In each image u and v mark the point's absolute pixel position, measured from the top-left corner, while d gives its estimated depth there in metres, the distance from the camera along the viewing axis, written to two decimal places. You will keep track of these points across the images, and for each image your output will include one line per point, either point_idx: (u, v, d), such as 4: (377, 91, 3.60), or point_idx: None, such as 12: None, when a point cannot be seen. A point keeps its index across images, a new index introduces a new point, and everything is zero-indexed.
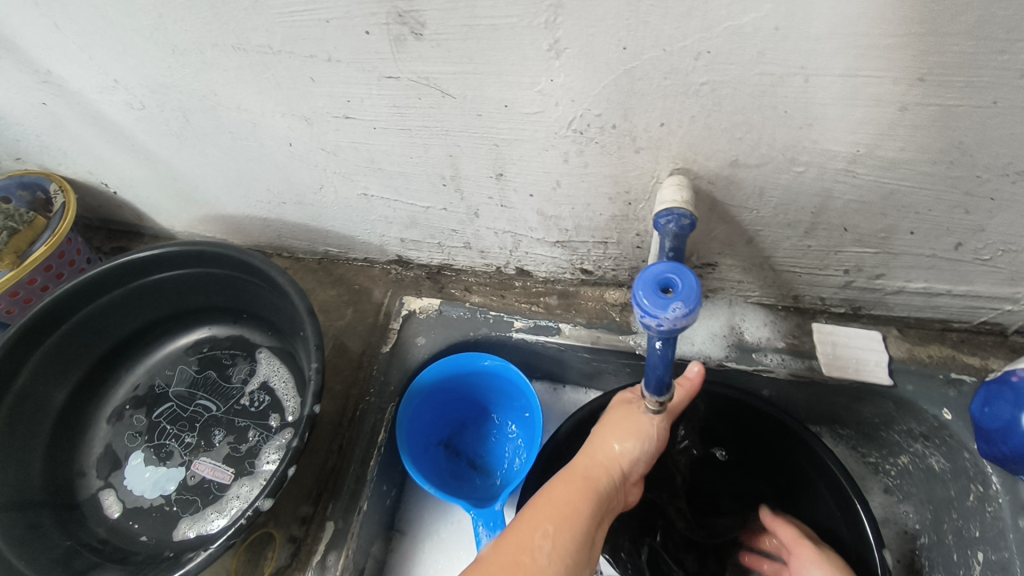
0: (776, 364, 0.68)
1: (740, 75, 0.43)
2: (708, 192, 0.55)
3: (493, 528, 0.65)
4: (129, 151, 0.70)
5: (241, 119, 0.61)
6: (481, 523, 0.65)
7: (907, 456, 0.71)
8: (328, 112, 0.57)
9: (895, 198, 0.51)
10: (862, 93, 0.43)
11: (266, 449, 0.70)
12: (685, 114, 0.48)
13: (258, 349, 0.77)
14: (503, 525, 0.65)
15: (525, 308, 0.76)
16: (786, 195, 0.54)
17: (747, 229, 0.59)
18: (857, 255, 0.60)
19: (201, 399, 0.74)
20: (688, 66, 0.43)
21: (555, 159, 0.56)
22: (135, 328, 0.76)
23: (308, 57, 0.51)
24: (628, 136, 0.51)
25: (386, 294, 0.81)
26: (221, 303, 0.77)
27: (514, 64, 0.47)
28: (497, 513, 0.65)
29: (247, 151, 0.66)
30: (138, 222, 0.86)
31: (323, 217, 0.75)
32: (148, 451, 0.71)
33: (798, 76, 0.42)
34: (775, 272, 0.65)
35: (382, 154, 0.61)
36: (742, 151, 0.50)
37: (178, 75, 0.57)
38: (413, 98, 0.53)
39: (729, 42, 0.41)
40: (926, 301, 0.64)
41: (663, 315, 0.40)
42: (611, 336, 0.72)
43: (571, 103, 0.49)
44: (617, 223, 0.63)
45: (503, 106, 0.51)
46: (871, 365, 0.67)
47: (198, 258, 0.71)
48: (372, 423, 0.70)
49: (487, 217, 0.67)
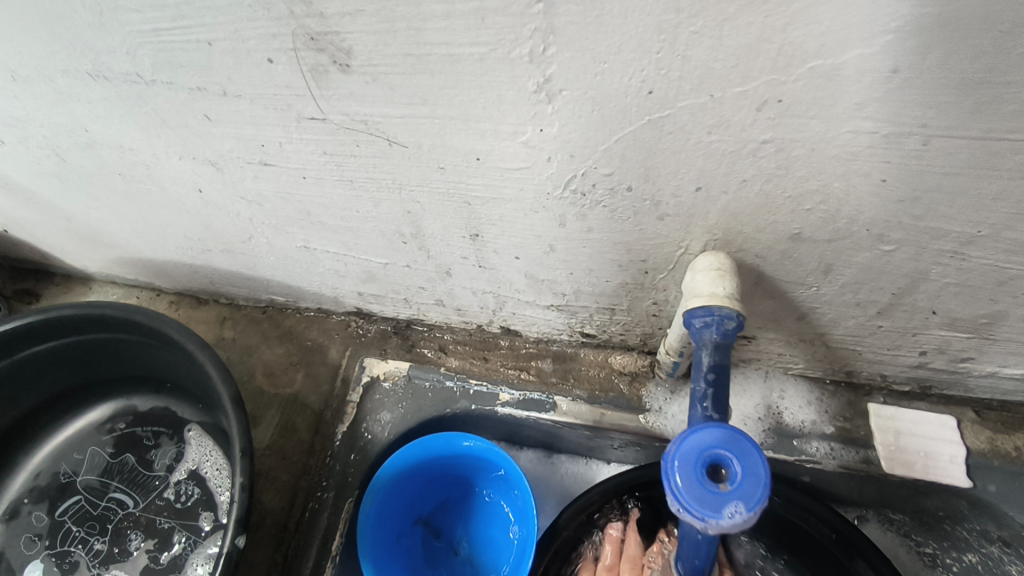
0: (822, 456, 0.55)
1: (824, 133, 0.29)
2: (753, 267, 0.41)
3: None
4: (6, 192, 0.55)
5: (130, 160, 0.46)
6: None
7: (976, 556, 0.59)
8: (239, 157, 0.42)
9: (1014, 284, 0.37)
10: (1007, 161, 0.28)
11: (192, 559, 0.57)
12: (733, 179, 0.33)
13: (187, 426, 0.63)
14: None
15: (512, 376, 0.62)
16: (862, 274, 0.39)
17: (800, 306, 0.45)
18: (942, 338, 0.46)
19: (115, 491, 0.61)
20: (745, 118, 0.29)
21: (548, 222, 0.41)
22: (32, 403, 0.61)
23: (193, 90, 0.36)
24: (649, 201, 0.37)
25: (344, 354, 0.66)
26: (140, 370, 0.62)
27: (485, 108, 0.32)
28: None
29: (148, 196, 0.51)
30: (45, 262, 0.71)
31: (260, 267, 0.60)
32: (48, 561, 0.58)
33: (912, 137, 0.28)
34: (828, 349, 0.51)
35: (319, 206, 0.46)
36: (809, 224, 0.36)
37: (31, 107, 0.42)
38: (348, 144, 0.38)
39: (814, 88, 0.26)
40: (1019, 386, 0.50)
41: (709, 516, 0.28)
42: (618, 416, 0.58)
43: (569, 159, 0.34)
44: (629, 291, 0.49)
45: (473, 159, 0.36)
46: (943, 460, 0.53)
47: (100, 324, 0.56)
48: (325, 527, 0.57)
49: (461, 277, 0.53)
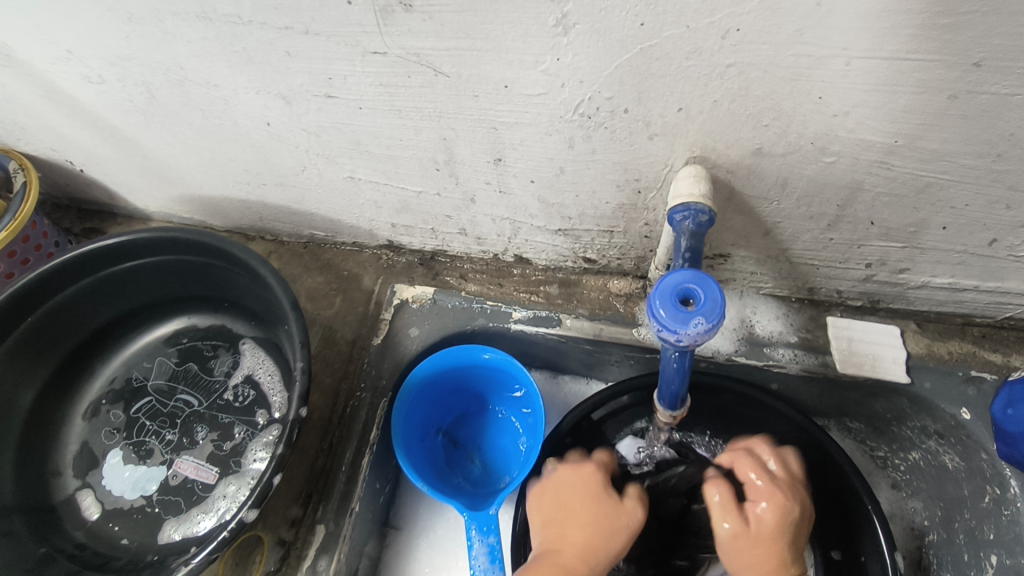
0: (787, 360, 0.65)
1: (772, 57, 0.38)
2: (726, 182, 0.51)
3: (486, 533, 0.63)
4: (94, 129, 0.64)
5: (212, 96, 0.55)
6: (474, 526, 0.63)
7: (918, 452, 0.68)
8: (308, 90, 0.51)
9: (931, 191, 0.47)
10: (908, 78, 0.38)
11: (251, 446, 0.67)
12: (707, 99, 0.43)
13: (242, 340, 0.73)
14: (499, 530, 0.63)
15: (524, 298, 0.72)
16: (812, 186, 0.49)
17: (765, 221, 0.55)
18: (882, 249, 0.56)
19: (182, 393, 0.71)
20: (714, 46, 0.38)
21: (559, 144, 0.51)
22: (109, 318, 0.71)
23: (281, 29, 0.45)
24: (641, 122, 0.46)
25: (376, 282, 0.76)
26: (201, 291, 0.72)
27: (515, 40, 0.41)
28: (491, 517, 0.63)
29: (221, 131, 0.60)
30: (109, 202, 0.81)
31: (307, 200, 0.70)
32: (128, 449, 0.68)
33: (837, 59, 0.38)
34: (791, 265, 0.61)
35: (368, 136, 0.56)
36: (768, 140, 0.45)
37: (137, 47, 0.51)
38: (402, 76, 0.47)
39: (763, 19, 0.36)
40: (950, 297, 0.61)
41: (680, 332, 0.36)
42: (615, 329, 0.68)
43: (579, 85, 0.44)
44: (625, 212, 0.58)
45: (503, 86, 0.46)
46: (888, 362, 0.64)
47: (173, 245, 0.66)
48: (364, 421, 0.67)
49: (484, 203, 0.62)
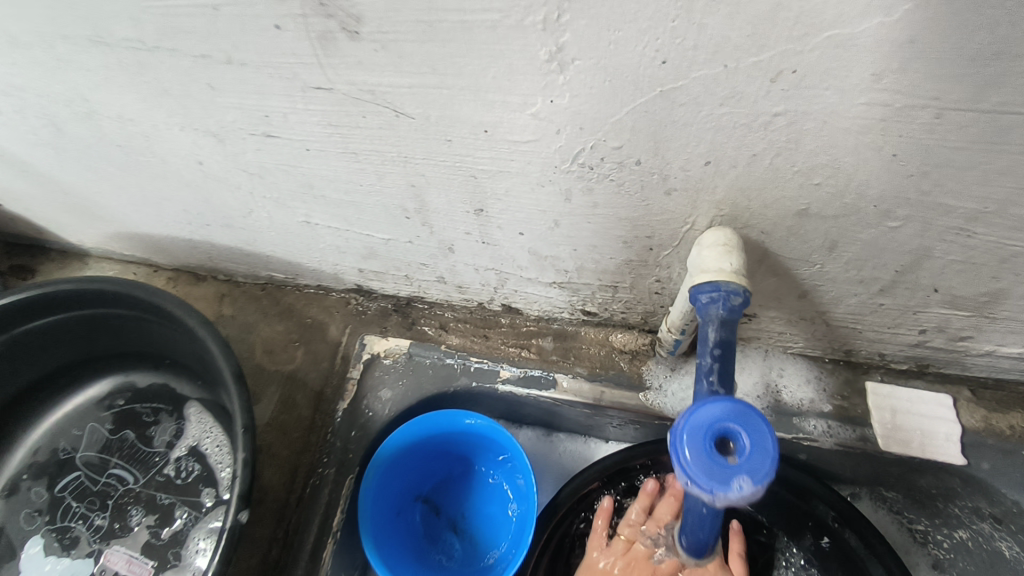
0: (820, 434, 0.56)
1: (837, 106, 0.29)
2: (758, 243, 0.41)
3: None
4: (2, 163, 0.54)
5: (128, 131, 0.45)
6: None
7: (966, 532, 0.60)
8: (242, 128, 0.41)
9: (1018, 262, 0.38)
10: (1017, 136, 0.28)
11: (194, 534, 0.57)
12: (743, 153, 0.33)
13: (187, 403, 0.63)
14: None
15: (513, 354, 0.62)
16: (867, 251, 0.40)
17: (803, 283, 0.45)
18: (942, 316, 0.46)
19: (115, 467, 0.61)
20: (759, 90, 0.29)
21: (553, 196, 0.41)
22: (32, 379, 0.61)
23: (197, 58, 0.35)
24: (657, 175, 0.36)
25: (344, 332, 0.66)
26: (139, 347, 0.62)
27: (496, 78, 0.31)
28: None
29: (147, 168, 0.50)
30: (39, 236, 0.71)
31: (260, 242, 0.60)
32: (50, 537, 0.58)
33: (925, 111, 0.28)
34: (828, 327, 0.52)
35: (322, 180, 0.46)
36: (817, 200, 0.36)
37: (27, 74, 0.41)
38: (354, 116, 0.37)
39: (830, 59, 0.26)
40: (1015, 366, 0.51)
41: (717, 489, 0.29)
42: (619, 394, 0.59)
43: (578, 131, 0.34)
44: (633, 268, 0.49)
45: (481, 131, 0.36)
46: (939, 438, 0.54)
47: (98, 299, 0.56)
48: (325, 505, 0.57)
49: (464, 253, 0.52)
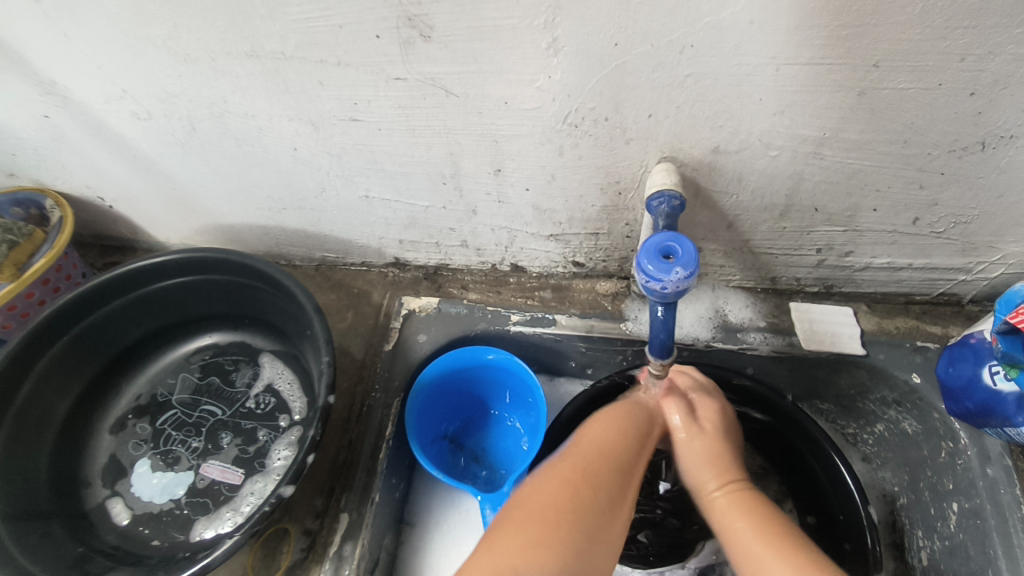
0: (758, 342, 0.73)
1: (720, 67, 0.49)
2: (691, 179, 0.60)
3: (500, 511, 0.68)
4: (131, 163, 0.72)
5: (248, 125, 0.63)
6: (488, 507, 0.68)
7: (882, 424, 0.77)
8: (334, 115, 0.60)
9: (860, 176, 0.57)
10: (827, 80, 0.48)
11: (275, 447, 0.72)
12: (671, 105, 0.53)
13: (261, 354, 0.79)
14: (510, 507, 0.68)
15: (521, 303, 0.80)
16: (762, 179, 0.59)
17: (728, 214, 0.65)
18: (827, 234, 0.65)
19: (205, 404, 0.76)
20: (674, 59, 0.49)
21: (550, 153, 0.60)
22: (133, 339, 0.77)
23: (318, 62, 0.54)
24: (619, 128, 0.56)
25: (385, 296, 0.83)
26: (224, 309, 0.79)
27: (515, 62, 0.51)
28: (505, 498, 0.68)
29: (251, 158, 0.68)
30: (133, 236, 0.88)
31: (323, 222, 0.78)
32: (155, 458, 0.73)
33: (769, 67, 0.48)
34: (754, 255, 0.71)
35: (384, 155, 0.64)
36: (723, 139, 0.55)
37: (187, 84, 0.59)
38: (418, 98, 0.56)
39: (709, 36, 0.46)
40: (891, 277, 0.71)
41: (666, 279, 0.45)
42: (605, 325, 0.76)
43: (567, 98, 0.54)
44: (608, 213, 0.67)
45: (503, 103, 0.55)
46: (845, 336, 0.72)
47: (201, 265, 0.73)
48: (379, 418, 0.72)
49: (484, 214, 0.71)
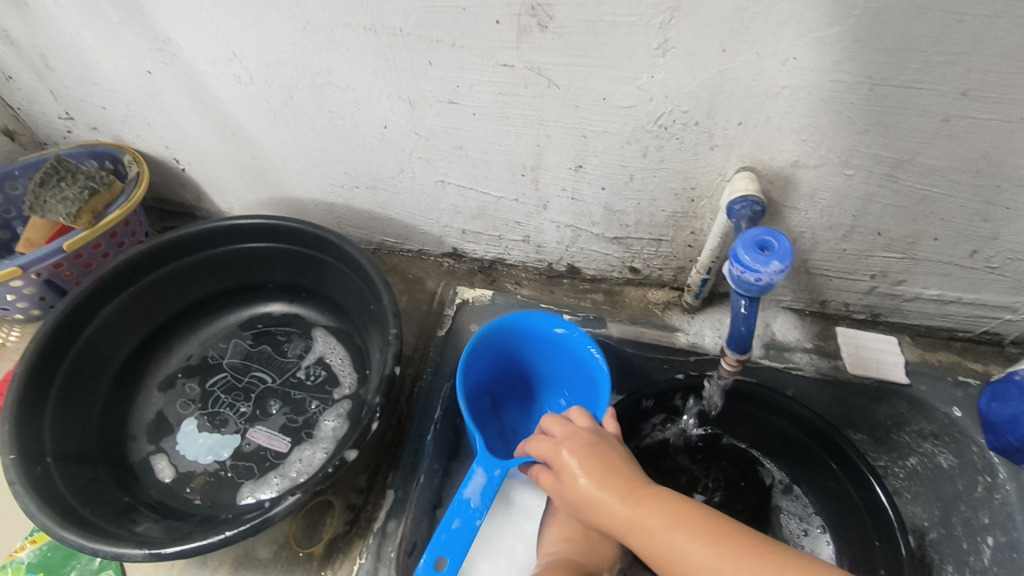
0: (804, 363, 0.76)
1: (816, 81, 0.52)
2: (767, 191, 0.64)
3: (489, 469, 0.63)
4: (218, 127, 0.75)
5: (345, 99, 0.66)
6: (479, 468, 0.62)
7: (915, 458, 0.76)
8: (434, 95, 0.63)
9: (927, 204, 0.61)
10: (914, 103, 0.52)
11: (324, 418, 0.72)
12: (762, 115, 0.56)
13: (314, 328, 0.80)
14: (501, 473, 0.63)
15: (573, 303, 0.82)
16: (834, 197, 0.62)
17: (793, 230, 0.68)
18: (885, 260, 0.69)
19: (256, 371, 0.76)
20: (774, 70, 0.52)
21: (635, 153, 0.63)
22: (183, 306, 0.78)
23: (433, 41, 0.57)
24: (707, 134, 0.59)
25: (439, 284, 0.86)
26: (283, 280, 0.80)
27: (623, 59, 0.54)
28: (492, 476, 0.62)
29: (339, 132, 0.71)
30: (195, 203, 0.90)
31: (391, 204, 0.80)
32: (202, 418, 0.72)
33: (863, 85, 0.51)
34: (809, 276, 0.74)
35: (472, 140, 0.67)
36: (804, 153, 0.58)
37: (299, 52, 0.62)
38: (520, 86, 0.59)
39: (812, 51, 0.49)
40: (938, 310, 0.74)
41: (762, 270, 0.47)
42: (655, 333, 0.78)
43: (664, 99, 0.57)
44: (676, 220, 0.70)
45: (601, 99, 0.58)
46: (890, 363, 0.75)
47: (272, 233, 0.74)
48: (427, 401, 0.73)
49: (554, 209, 0.73)
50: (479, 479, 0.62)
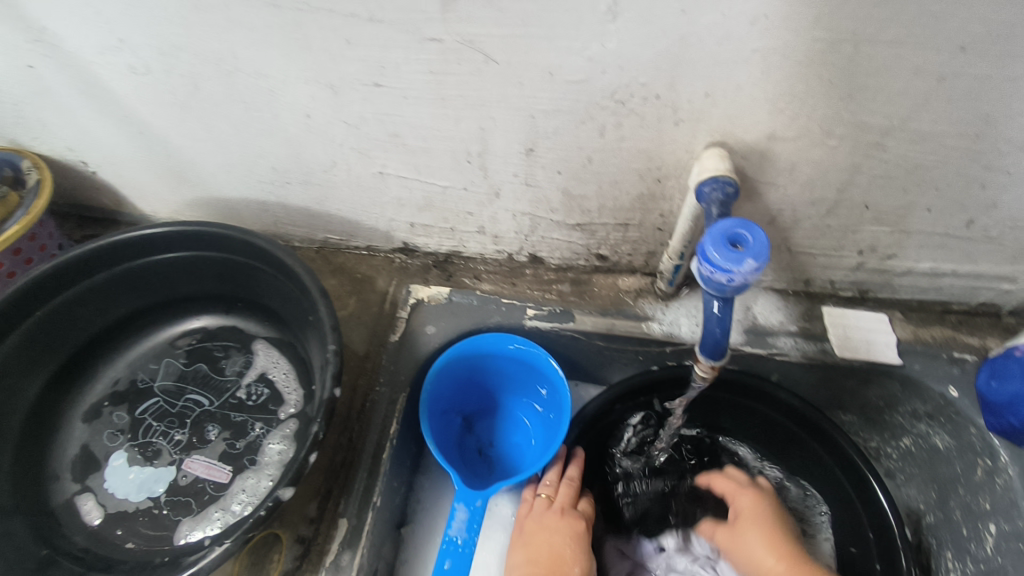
0: (788, 347, 0.69)
1: (792, 42, 0.44)
2: (740, 168, 0.57)
3: (471, 501, 0.62)
4: (122, 124, 0.66)
5: (257, 87, 0.58)
6: (459, 503, 0.62)
7: (910, 438, 0.72)
8: (357, 79, 0.55)
9: (920, 173, 0.54)
10: (906, 62, 0.44)
11: (268, 442, 0.65)
12: (731, 84, 0.48)
13: (254, 341, 0.73)
14: (481, 508, 0.62)
15: (538, 296, 0.75)
16: (816, 171, 0.55)
17: (771, 208, 0.61)
18: (874, 234, 0.63)
19: (191, 393, 0.69)
20: (743, 31, 0.44)
21: (590, 132, 0.55)
22: (104, 327, 0.70)
23: (345, 16, 0.49)
24: (671, 108, 0.51)
25: (391, 283, 0.79)
26: (215, 290, 0.72)
27: (566, 27, 0.46)
28: (474, 509, 0.62)
29: (257, 124, 0.62)
30: (116, 208, 0.81)
31: (329, 200, 0.72)
32: (132, 451, 0.66)
33: (847, 44, 0.44)
34: (791, 255, 0.67)
35: (407, 127, 0.59)
36: (781, 124, 0.51)
37: (194, 35, 0.53)
38: (452, 63, 0.51)
39: (788, 6, 0.42)
40: (932, 282, 0.69)
41: (735, 269, 0.40)
42: (627, 323, 0.71)
43: (618, 71, 0.49)
44: (643, 203, 0.63)
45: (547, 74, 0.50)
46: (880, 344, 0.69)
47: (195, 241, 0.66)
48: (383, 414, 0.66)
49: (508, 197, 0.66)
50: (463, 515, 0.62)
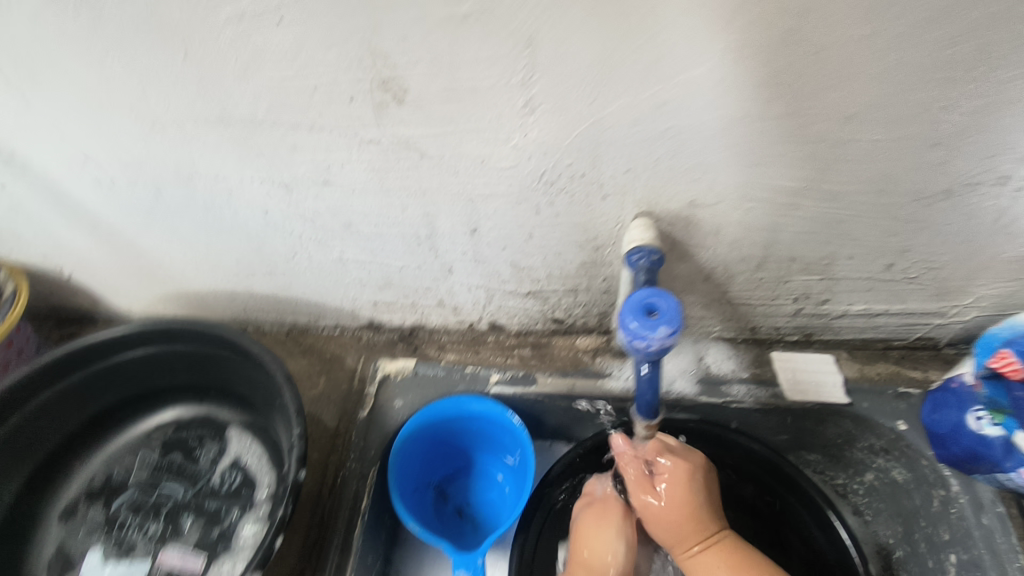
0: (743, 395, 0.72)
1: (693, 124, 0.50)
2: (668, 233, 0.61)
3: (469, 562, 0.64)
4: (94, 232, 0.70)
5: (217, 190, 0.62)
6: (460, 570, 0.63)
7: (871, 473, 0.73)
8: (307, 177, 0.59)
9: (834, 226, 0.59)
10: (796, 135, 0.50)
11: (241, 526, 0.66)
12: (647, 160, 0.53)
13: (227, 428, 0.74)
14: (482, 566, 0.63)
15: (500, 362, 0.78)
16: (739, 231, 0.60)
17: (705, 266, 0.65)
18: (804, 283, 0.68)
19: (166, 484, 0.71)
20: (649, 116, 0.49)
21: (527, 212, 0.60)
22: (77, 426, 0.71)
23: (292, 126, 0.53)
24: (596, 185, 0.56)
25: (359, 360, 0.82)
26: (187, 380, 0.75)
27: (490, 121, 0.51)
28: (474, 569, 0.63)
29: (221, 224, 0.67)
30: (91, 308, 0.84)
31: (295, 286, 0.76)
32: (107, 546, 0.66)
33: (741, 123, 0.49)
34: (732, 305, 0.72)
35: (359, 216, 0.63)
36: (699, 192, 0.56)
37: (154, 149, 0.58)
38: (392, 158, 0.56)
39: (683, 93, 0.47)
40: (867, 322, 0.74)
41: (650, 334, 0.44)
42: (587, 382, 0.73)
43: (543, 156, 0.54)
44: (587, 269, 0.67)
45: (479, 162, 0.55)
46: (829, 386, 0.73)
47: (164, 335, 0.69)
48: (354, 491, 0.67)
49: (461, 273, 0.70)
50: None
